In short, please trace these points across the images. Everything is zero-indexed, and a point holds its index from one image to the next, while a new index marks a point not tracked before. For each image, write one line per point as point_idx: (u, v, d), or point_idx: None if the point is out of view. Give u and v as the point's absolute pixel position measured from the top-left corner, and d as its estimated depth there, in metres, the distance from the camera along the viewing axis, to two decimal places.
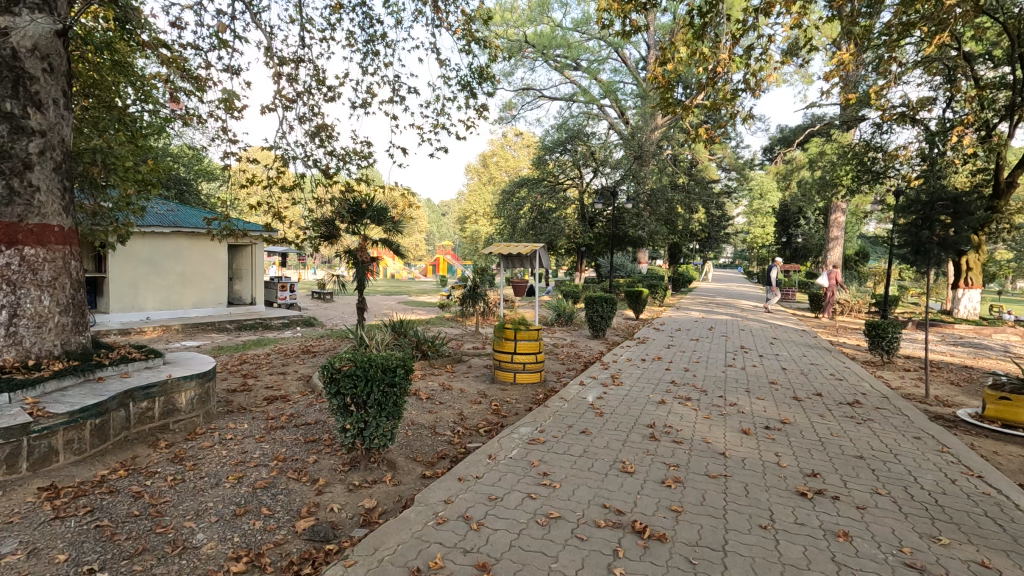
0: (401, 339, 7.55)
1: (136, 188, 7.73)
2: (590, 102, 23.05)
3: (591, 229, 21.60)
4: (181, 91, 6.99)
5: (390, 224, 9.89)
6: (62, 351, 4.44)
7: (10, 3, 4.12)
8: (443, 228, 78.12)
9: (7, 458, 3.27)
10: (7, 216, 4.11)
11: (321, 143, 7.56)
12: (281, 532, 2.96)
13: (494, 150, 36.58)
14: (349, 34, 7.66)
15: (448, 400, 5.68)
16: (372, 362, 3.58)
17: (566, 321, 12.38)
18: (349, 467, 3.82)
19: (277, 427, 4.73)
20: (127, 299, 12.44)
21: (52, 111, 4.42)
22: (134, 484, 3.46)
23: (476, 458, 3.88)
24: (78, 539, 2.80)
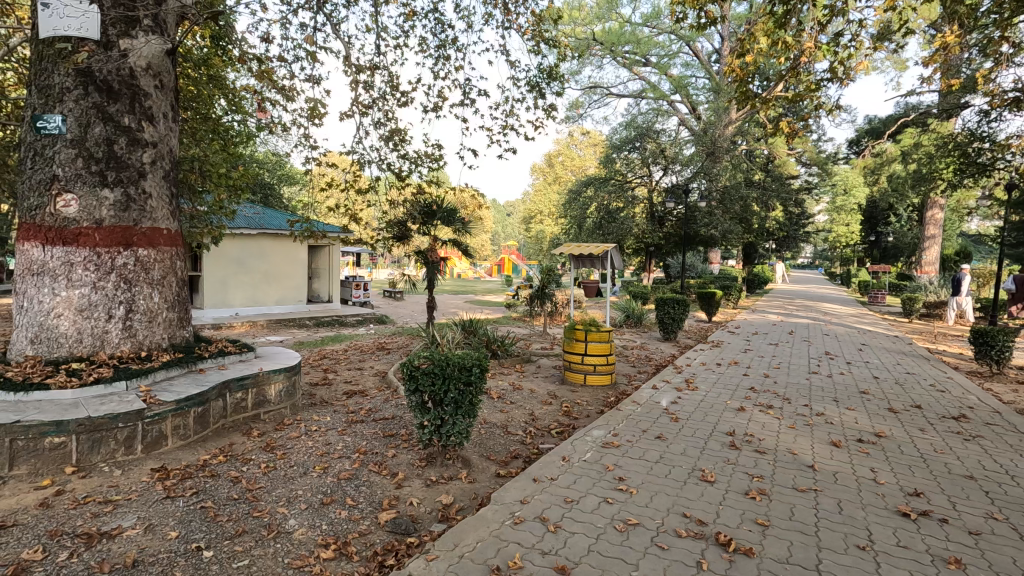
0: (471, 338, 7.70)
1: (229, 193, 8.32)
2: (660, 98, 22.43)
3: (661, 229, 21.03)
4: (268, 101, 7.44)
5: (459, 224, 10.09)
6: (169, 344, 4.86)
7: (129, 27, 4.57)
8: (508, 229, 78.76)
9: (125, 440, 3.61)
10: (125, 220, 4.51)
11: (395, 146, 7.83)
12: (365, 523, 3.08)
13: (560, 149, 36.52)
14: (422, 41, 7.95)
15: (519, 400, 5.72)
16: (449, 360, 3.65)
17: (635, 322, 12.17)
18: (426, 463, 3.92)
19: (357, 421, 4.93)
20: (219, 295, 13.41)
21: (161, 124, 4.84)
22: (232, 469, 3.72)
23: (550, 460, 3.88)
24: (186, 518, 3.04)
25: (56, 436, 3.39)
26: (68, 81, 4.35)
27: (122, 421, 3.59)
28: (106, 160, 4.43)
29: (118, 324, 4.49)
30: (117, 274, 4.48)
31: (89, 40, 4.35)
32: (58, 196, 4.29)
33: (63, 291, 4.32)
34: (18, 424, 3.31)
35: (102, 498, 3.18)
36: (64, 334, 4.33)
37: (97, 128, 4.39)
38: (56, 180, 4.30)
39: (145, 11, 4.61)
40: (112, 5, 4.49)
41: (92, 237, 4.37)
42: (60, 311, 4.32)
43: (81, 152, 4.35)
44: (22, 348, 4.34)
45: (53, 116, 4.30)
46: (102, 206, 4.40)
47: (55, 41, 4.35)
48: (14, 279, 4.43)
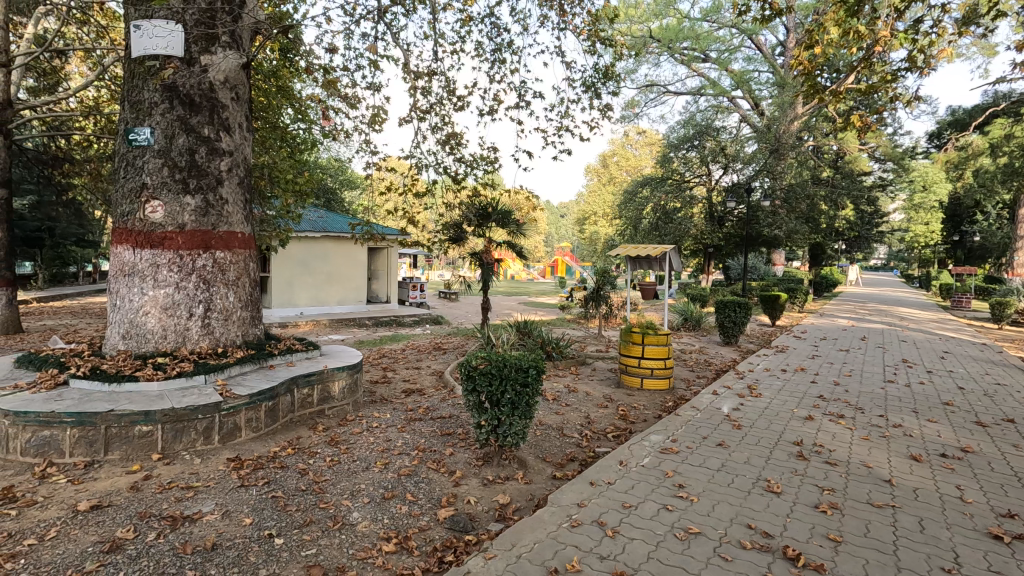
0: (526, 339, 7.73)
1: (295, 198, 8.73)
2: (720, 95, 21.74)
3: (721, 229, 20.36)
4: (332, 109, 7.73)
5: (513, 226, 10.24)
6: (242, 340, 5.15)
7: (210, 44, 4.88)
8: (562, 231, 78.37)
9: (204, 431, 3.86)
10: (205, 225, 4.81)
11: (451, 150, 7.96)
12: (425, 519, 3.16)
13: (615, 150, 36.07)
14: (479, 45, 8.04)
15: (574, 403, 5.69)
16: (506, 361, 3.69)
17: (693, 325, 11.85)
18: (482, 462, 3.97)
19: (416, 419, 5.05)
20: (285, 296, 14.08)
21: (237, 133, 5.14)
22: (300, 461, 3.89)
23: (607, 464, 3.83)
24: (259, 506, 3.21)
25: (145, 425, 3.67)
26: (156, 96, 4.70)
27: (202, 413, 3.84)
28: (188, 169, 4.75)
29: (198, 321, 4.80)
30: (197, 275, 4.79)
31: (174, 57, 4.69)
32: (147, 202, 4.64)
33: (151, 291, 4.67)
34: (112, 413, 3.60)
35: (185, 484, 3.41)
36: (151, 331, 4.67)
37: (181, 139, 4.72)
38: (145, 188, 4.65)
39: (223, 28, 4.91)
40: (195, 24, 4.82)
41: (176, 241, 4.69)
42: (148, 309, 4.66)
43: (166, 162, 4.69)
44: (116, 342, 4.71)
45: (143, 129, 4.67)
46: (184, 212, 4.71)
47: (145, 59, 4.71)
48: (109, 279, 4.82)
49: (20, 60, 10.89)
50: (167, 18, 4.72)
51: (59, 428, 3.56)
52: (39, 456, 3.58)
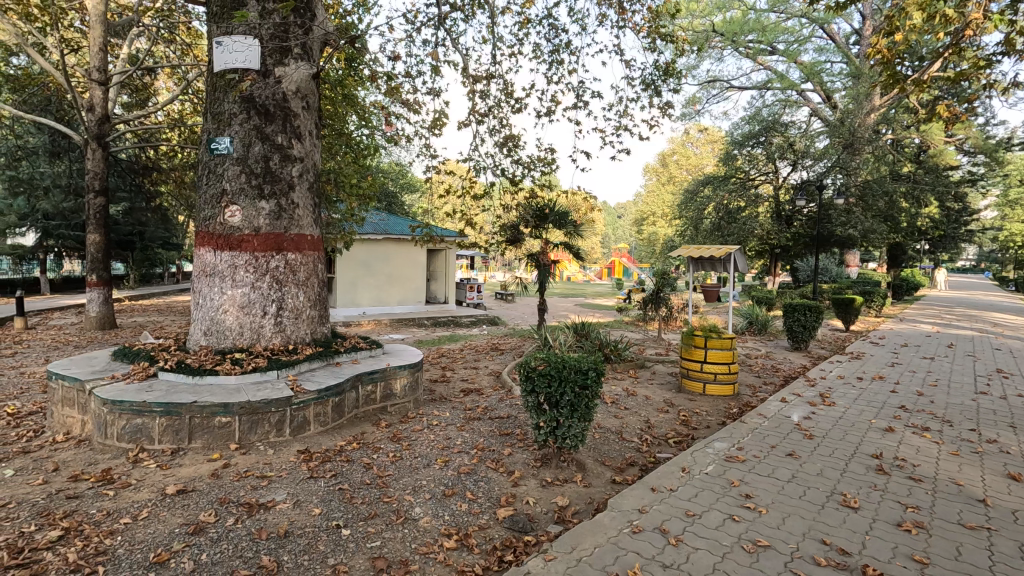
0: (583, 341, 7.66)
1: (358, 202, 9.05)
2: (788, 88, 20.77)
3: (788, 229, 19.44)
4: (394, 115, 7.97)
5: (570, 227, 10.22)
6: (311, 338, 5.39)
7: (283, 56, 5.14)
8: (619, 232, 77.24)
9: (276, 423, 4.07)
10: (278, 228, 5.06)
11: (508, 152, 8.02)
12: (484, 517, 3.19)
13: (674, 148, 35.19)
14: (536, 47, 8.05)
15: (633, 406, 5.58)
16: (566, 363, 3.66)
17: (759, 329, 11.38)
18: (540, 463, 3.96)
19: (475, 418, 5.11)
20: (348, 296, 14.62)
21: (307, 140, 5.38)
22: (364, 456, 4.03)
23: (668, 470, 3.74)
24: (327, 497, 3.35)
25: (224, 416, 3.91)
26: (235, 107, 5.00)
27: (274, 407, 4.04)
28: (264, 174, 5.02)
29: (271, 319, 5.06)
30: (270, 275, 5.05)
31: (252, 70, 4.98)
32: (227, 207, 4.95)
33: (229, 291, 4.97)
34: (195, 404, 3.85)
35: (259, 473, 3.61)
36: (230, 328, 4.97)
37: (257, 147, 5.00)
38: (225, 194, 4.96)
39: (296, 40, 5.16)
40: (270, 38, 5.10)
41: (251, 243, 4.96)
42: (227, 307, 4.97)
43: (244, 168, 4.97)
44: (198, 338, 5.05)
45: (223, 138, 4.98)
46: (259, 215, 4.98)
47: (226, 73, 5.03)
48: (192, 279, 5.17)
49: (116, 78, 11.86)
50: (246, 33, 5.02)
51: (150, 416, 3.86)
52: (132, 442, 3.88)
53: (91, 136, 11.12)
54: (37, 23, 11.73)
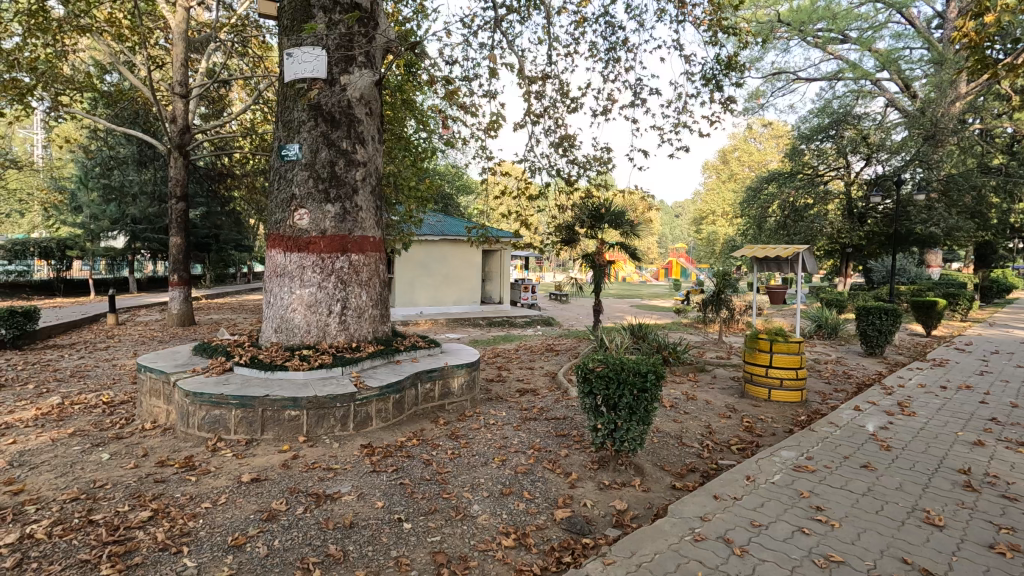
0: (641, 343, 7.53)
1: (417, 204, 9.28)
2: (861, 78, 19.60)
3: (862, 227, 18.33)
4: (451, 118, 8.12)
5: (627, 227, 10.08)
6: (373, 336, 5.57)
7: (348, 65, 5.33)
8: (676, 231, 75.31)
9: (342, 418, 4.24)
10: (342, 230, 5.26)
11: (564, 152, 7.98)
12: (542, 517, 3.19)
13: (736, 144, 33.96)
14: (592, 45, 7.97)
15: (693, 411, 5.44)
16: (624, 365, 3.62)
17: (828, 333, 10.81)
18: (598, 466, 3.93)
19: (530, 418, 5.13)
20: (407, 296, 15.02)
21: (370, 145, 5.56)
22: (424, 452, 4.13)
23: (732, 478, 3.61)
24: (390, 491, 3.45)
25: (293, 410, 4.11)
26: (304, 115, 5.25)
27: (339, 402, 4.21)
28: (329, 179, 5.23)
29: (335, 318, 5.27)
30: (335, 276, 5.26)
31: (319, 79, 5.20)
32: (296, 211, 5.19)
33: (297, 290, 5.21)
34: (267, 398, 4.06)
35: (326, 465, 3.76)
36: (298, 326, 5.21)
37: (323, 152, 5.22)
38: (294, 199, 5.20)
39: (359, 49, 5.35)
40: (336, 48, 5.31)
41: (318, 245, 5.18)
42: (296, 306, 5.22)
43: (311, 174, 5.20)
44: (269, 335, 5.32)
45: (293, 146, 5.24)
46: (326, 218, 5.19)
47: (296, 82, 5.28)
48: (264, 279, 5.46)
49: (196, 90, 12.68)
50: (314, 44, 5.26)
51: (227, 408, 4.10)
52: (211, 432, 4.15)
53: (174, 145, 11.93)
54: (128, 43, 12.71)
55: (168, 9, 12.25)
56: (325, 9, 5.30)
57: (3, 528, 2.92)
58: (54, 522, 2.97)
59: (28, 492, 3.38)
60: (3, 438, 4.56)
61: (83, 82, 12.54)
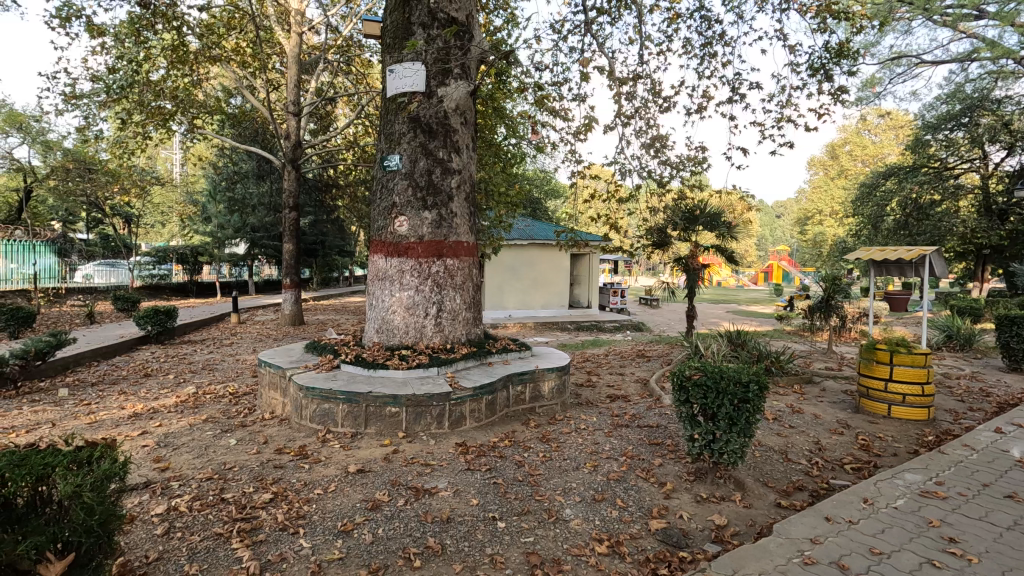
0: (739, 350, 7.16)
1: (507, 209, 9.46)
2: (1002, 56, 17.31)
3: (1003, 226, 16.21)
4: (540, 123, 8.19)
5: (724, 229, 9.64)
6: (466, 338, 5.74)
7: (445, 77, 5.56)
8: (777, 231, 70.72)
9: (437, 416, 4.41)
10: (439, 235, 5.48)
11: (656, 153, 7.78)
12: (635, 526, 3.14)
13: (847, 138, 31.32)
14: (687, 42, 7.72)
15: (800, 425, 5.07)
16: (724, 373, 3.46)
17: (961, 345, 9.64)
18: (695, 477, 3.79)
19: (622, 424, 5.05)
20: (496, 299, 15.33)
21: (464, 153, 5.76)
22: (516, 453, 4.20)
23: (846, 499, 3.33)
24: (484, 490, 3.54)
25: (394, 407, 4.33)
26: (404, 127, 5.53)
27: (435, 400, 4.38)
28: (427, 187, 5.47)
29: (431, 320, 5.49)
30: (432, 279, 5.48)
31: (418, 92, 5.48)
32: (396, 218, 5.48)
33: (397, 293, 5.50)
34: (370, 394, 4.31)
35: (423, 461, 3.93)
36: (397, 327, 5.49)
37: (422, 162, 5.48)
38: (394, 207, 5.49)
39: (456, 61, 5.55)
40: (434, 62, 5.55)
41: (416, 250, 5.44)
42: (395, 309, 5.50)
43: (411, 183, 5.47)
44: (371, 335, 5.65)
45: (394, 157, 5.54)
46: (423, 225, 5.44)
47: (397, 97, 5.59)
48: (367, 282, 5.80)
49: (307, 109, 13.75)
50: (414, 60, 5.53)
51: (335, 402, 4.41)
52: (321, 425, 4.48)
53: (287, 159, 13.03)
54: (250, 68, 14.07)
55: (283, 35, 13.41)
56: (423, 26, 5.56)
57: (154, 499, 3.34)
58: (194, 498, 3.35)
59: (172, 470, 3.83)
60: (152, 421, 5.21)
61: (213, 106, 14.03)
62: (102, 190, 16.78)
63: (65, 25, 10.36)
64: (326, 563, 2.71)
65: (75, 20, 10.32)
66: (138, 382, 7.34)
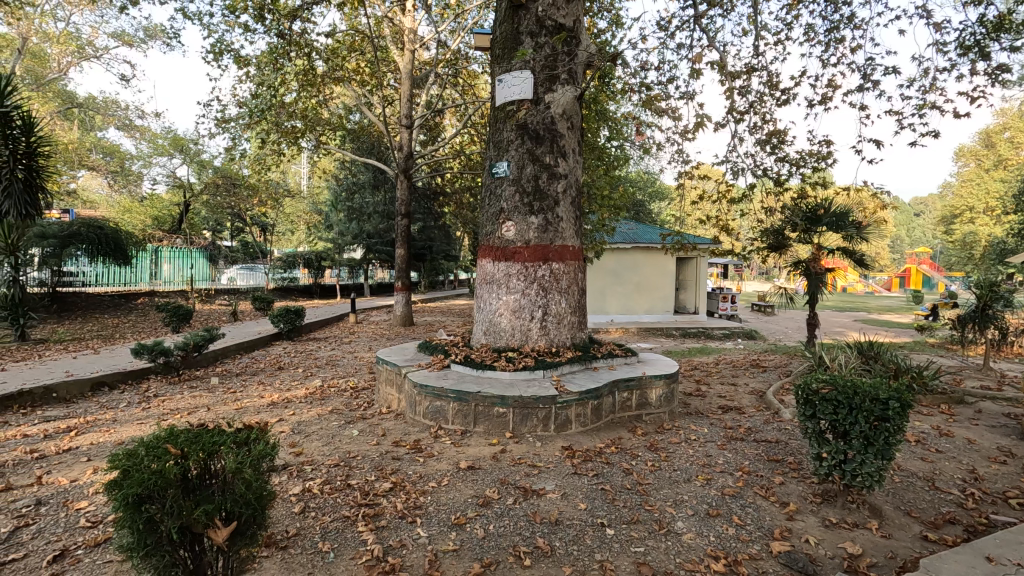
0: (871, 363, 6.49)
1: (610, 212, 9.34)
2: None
3: None
4: (645, 124, 7.99)
5: (852, 230, 8.79)
6: (571, 342, 5.73)
7: (552, 83, 5.61)
8: (916, 232, 63.20)
9: (544, 418, 4.45)
10: (544, 240, 5.54)
11: (773, 150, 7.29)
12: (755, 546, 2.95)
13: (1007, 123, 27.23)
14: (809, 28, 7.16)
15: (949, 450, 4.48)
16: (858, 389, 3.15)
17: None
18: (821, 500, 3.49)
19: (736, 437, 4.78)
20: (597, 303, 15.19)
21: (571, 158, 5.76)
22: (623, 460, 4.13)
23: (1013, 539, 2.89)
24: (592, 495, 3.52)
25: (501, 407, 4.44)
26: (512, 135, 5.67)
27: (542, 403, 4.42)
28: (534, 192, 5.56)
29: (537, 322, 5.55)
30: (538, 283, 5.55)
31: (526, 99, 5.60)
32: (504, 224, 5.63)
33: (504, 296, 5.63)
34: (480, 394, 4.46)
35: (531, 462, 3.99)
36: (504, 329, 5.63)
37: (529, 168, 5.58)
38: (503, 212, 5.65)
39: (563, 67, 5.58)
40: (542, 69, 5.62)
41: (523, 255, 5.53)
42: (502, 311, 5.64)
43: (518, 188, 5.60)
44: (479, 337, 5.83)
45: (502, 164, 5.70)
46: (530, 229, 5.53)
47: (506, 105, 5.75)
48: (475, 286, 6.00)
49: (418, 121, 14.52)
50: (522, 68, 5.66)
51: (446, 400, 4.62)
52: (434, 422, 4.71)
53: (400, 170, 13.85)
54: (368, 86, 15.17)
55: (398, 52, 14.31)
56: (532, 34, 5.67)
57: (292, 480, 3.71)
58: (324, 481, 3.67)
59: (305, 455, 4.23)
60: (286, 409, 5.78)
61: (336, 122, 15.30)
62: (244, 203, 18.92)
63: (217, 59, 11.86)
64: (441, 553, 2.84)
65: (225, 54, 11.79)
66: (273, 374, 8.18)
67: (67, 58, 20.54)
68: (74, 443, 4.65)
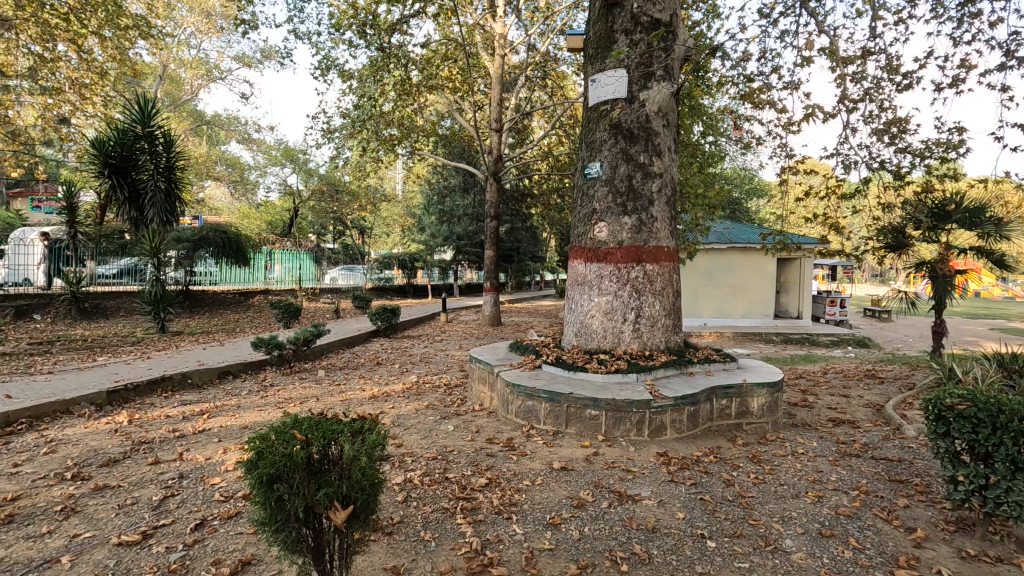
0: (1014, 377, 5.73)
1: (704, 211, 8.98)
2: None
3: None
4: (744, 117, 7.60)
5: (988, 227, 7.79)
6: (666, 346, 5.56)
7: (647, 79, 5.48)
8: None
9: (637, 423, 4.35)
10: (638, 240, 5.42)
11: (892, 140, 6.66)
12: (877, 572, 2.72)
13: None
14: (938, 4, 6.45)
15: None
16: (1003, 405, 2.80)
17: None
18: (956, 529, 3.14)
19: (851, 454, 4.41)
20: (690, 306, 14.63)
21: (666, 156, 5.60)
22: (723, 471, 3.95)
23: None
24: (690, 505, 3.40)
25: (593, 409, 4.42)
26: (605, 135, 5.62)
27: (635, 407, 4.33)
28: (627, 192, 5.47)
29: (630, 325, 5.45)
30: (631, 284, 5.44)
31: (620, 99, 5.53)
32: (596, 224, 5.59)
33: (596, 298, 5.59)
34: (572, 395, 4.46)
35: (625, 467, 3.93)
36: (595, 331, 5.58)
37: (622, 167, 5.49)
38: (595, 213, 5.61)
39: (658, 63, 5.43)
40: (636, 66, 5.52)
41: (615, 256, 5.46)
42: (594, 313, 5.59)
43: (610, 189, 5.54)
44: (571, 338, 5.82)
45: (595, 164, 5.67)
46: (623, 230, 5.44)
47: (599, 105, 5.72)
48: (567, 287, 6.00)
49: (507, 125, 14.77)
50: (616, 67, 5.60)
51: (538, 400, 4.66)
52: (526, 421, 4.77)
53: (489, 173, 14.17)
54: (460, 92, 15.66)
55: (488, 58, 14.65)
56: (626, 32, 5.57)
57: (394, 470, 3.92)
58: (423, 473, 3.84)
59: (404, 447, 4.46)
60: (386, 402, 6.12)
61: (429, 129, 15.94)
62: (345, 208, 20.22)
63: (324, 75, 12.78)
64: (537, 551, 2.88)
65: (331, 70, 12.68)
66: (372, 369, 8.66)
67: (198, 82, 23.03)
68: (207, 425, 5.22)
